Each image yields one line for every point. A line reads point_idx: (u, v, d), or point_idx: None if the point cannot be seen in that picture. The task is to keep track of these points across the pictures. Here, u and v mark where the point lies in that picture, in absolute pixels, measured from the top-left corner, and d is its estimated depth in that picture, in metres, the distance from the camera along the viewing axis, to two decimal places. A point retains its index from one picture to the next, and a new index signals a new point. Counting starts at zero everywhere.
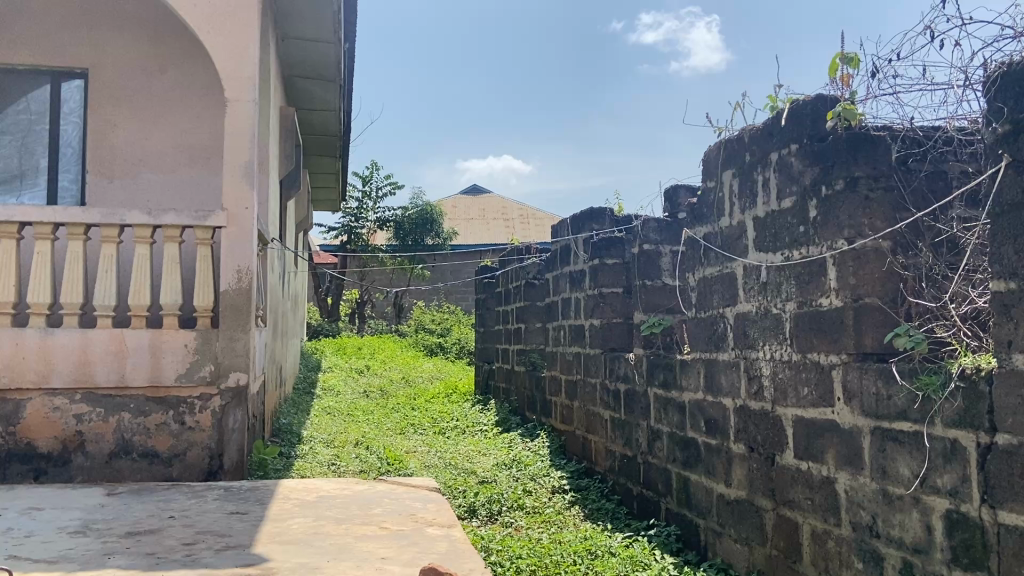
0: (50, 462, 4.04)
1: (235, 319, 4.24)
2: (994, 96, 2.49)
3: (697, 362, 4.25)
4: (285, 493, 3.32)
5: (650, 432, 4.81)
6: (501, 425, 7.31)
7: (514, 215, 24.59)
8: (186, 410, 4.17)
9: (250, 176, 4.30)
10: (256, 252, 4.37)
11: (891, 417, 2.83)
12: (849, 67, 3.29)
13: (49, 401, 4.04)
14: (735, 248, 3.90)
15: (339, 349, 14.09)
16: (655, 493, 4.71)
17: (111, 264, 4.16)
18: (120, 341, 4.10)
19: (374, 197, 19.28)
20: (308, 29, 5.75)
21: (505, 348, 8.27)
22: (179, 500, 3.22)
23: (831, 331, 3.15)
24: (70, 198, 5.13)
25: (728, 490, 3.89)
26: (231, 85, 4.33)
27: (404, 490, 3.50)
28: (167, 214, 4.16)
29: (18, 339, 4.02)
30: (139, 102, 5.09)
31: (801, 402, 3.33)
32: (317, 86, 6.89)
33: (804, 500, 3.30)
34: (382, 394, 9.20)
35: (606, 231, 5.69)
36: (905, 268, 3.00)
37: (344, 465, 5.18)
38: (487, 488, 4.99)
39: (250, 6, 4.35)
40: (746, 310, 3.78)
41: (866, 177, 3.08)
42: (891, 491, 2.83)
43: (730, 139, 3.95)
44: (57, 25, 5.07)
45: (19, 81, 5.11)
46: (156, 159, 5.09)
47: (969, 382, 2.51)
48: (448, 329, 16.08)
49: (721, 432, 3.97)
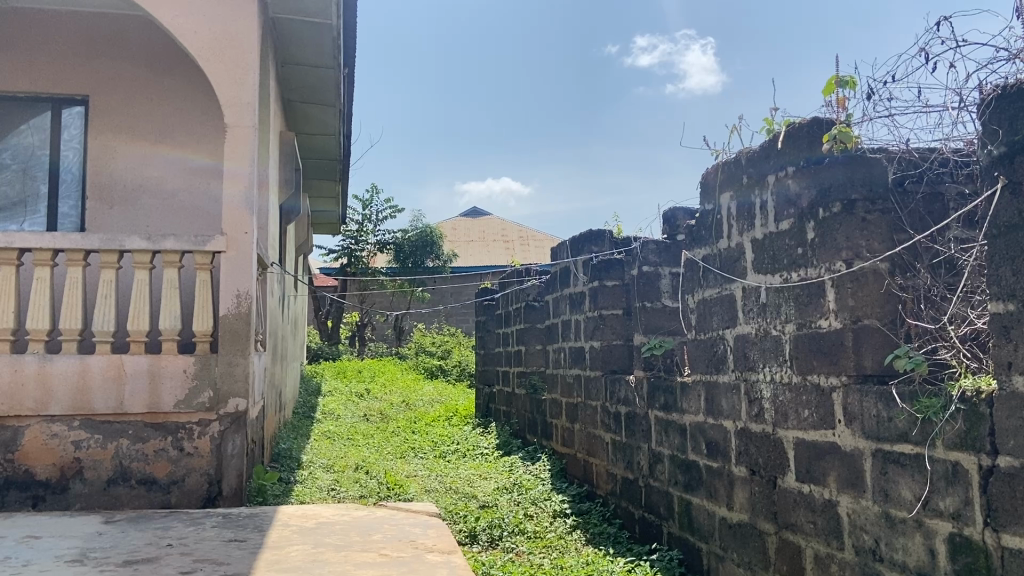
0: (48, 489, 4.01)
1: (234, 344, 4.23)
2: (989, 118, 2.51)
3: (697, 385, 4.24)
4: (284, 520, 3.29)
5: (652, 454, 4.79)
6: (502, 448, 7.29)
7: (515, 237, 24.67)
8: (185, 436, 4.15)
9: (250, 201, 4.30)
10: (255, 277, 4.37)
11: (892, 438, 2.81)
12: (845, 89, 3.31)
13: (47, 427, 4.03)
14: (734, 269, 3.89)
15: (339, 372, 14.08)
16: (657, 517, 4.67)
17: (110, 290, 4.16)
18: (118, 367, 4.09)
19: (374, 220, 19.32)
20: (308, 55, 5.80)
21: (505, 371, 8.25)
22: (177, 527, 3.20)
23: (830, 353, 3.15)
24: (71, 224, 5.14)
25: (730, 513, 3.86)
26: (232, 111, 4.35)
27: (405, 515, 3.48)
28: (166, 239, 4.16)
29: (17, 366, 4.01)
30: (140, 127, 5.12)
31: (802, 424, 3.32)
32: (317, 110, 6.93)
33: (807, 523, 3.27)
34: (382, 418, 9.15)
35: (605, 253, 5.69)
36: (903, 290, 3.00)
37: (343, 490, 5.14)
38: (487, 513, 4.95)
39: (250, 33, 4.39)
40: (745, 331, 3.78)
41: (863, 200, 3.09)
42: (894, 515, 2.81)
43: (729, 161, 3.95)
44: (58, 53, 5.11)
45: (20, 108, 5.15)
46: (155, 184, 5.10)
47: (970, 405, 2.50)
48: (449, 351, 16.09)
49: (723, 454, 3.95)
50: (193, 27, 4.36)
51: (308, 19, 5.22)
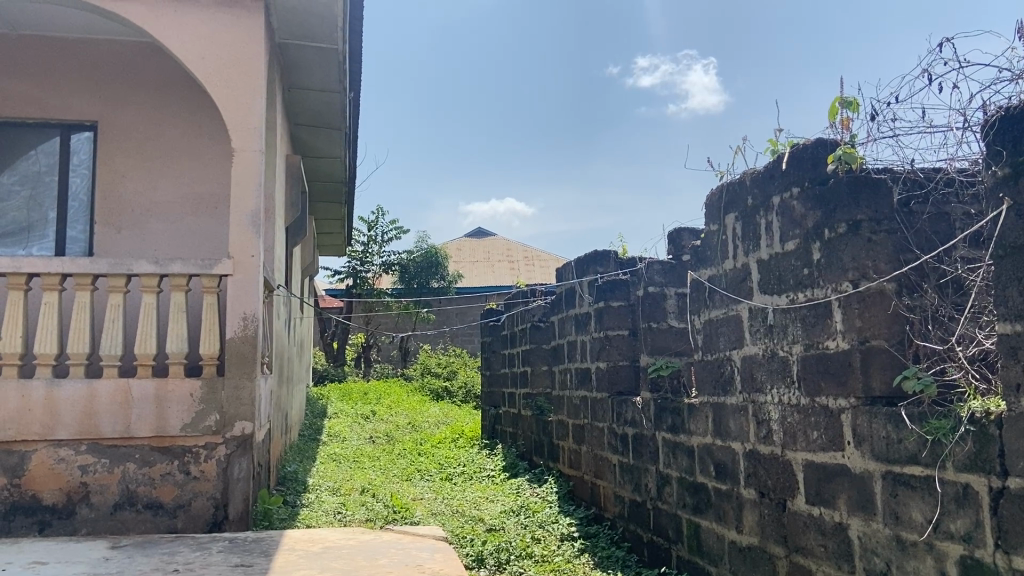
0: (54, 514, 4.01)
1: (240, 366, 4.23)
2: (993, 138, 2.52)
3: (704, 406, 4.23)
4: (290, 544, 3.28)
5: (659, 476, 4.77)
6: (508, 470, 7.27)
7: (519, 257, 24.73)
8: (191, 460, 4.15)
9: (256, 224, 4.31)
10: (260, 299, 4.36)
11: (902, 460, 2.80)
12: (849, 110, 3.32)
13: (54, 452, 4.02)
14: (740, 290, 3.89)
15: (344, 394, 14.07)
16: (666, 540, 4.64)
17: (117, 314, 4.18)
18: (126, 391, 4.10)
19: (380, 241, 19.38)
20: (314, 79, 5.85)
21: (512, 392, 8.22)
22: (183, 552, 3.18)
23: (839, 374, 3.13)
24: (79, 249, 5.16)
25: (739, 536, 3.84)
26: (238, 135, 4.37)
27: (411, 539, 3.47)
28: (173, 263, 4.18)
29: (26, 390, 4.02)
30: (148, 152, 5.16)
31: (810, 446, 3.30)
32: (322, 134, 6.97)
33: (817, 546, 3.25)
34: (388, 440, 9.12)
35: (611, 274, 5.71)
36: (910, 311, 2.98)
37: (350, 514, 5.11)
38: (495, 536, 4.91)
39: (258, 58, 4.44)
40: (752, 352, 3.77)
41: (868, 221, 3.09)
42: (905, 537, 2.78)
43: (731, 183, 3.98)
44: (67, 79, 5.16)
45: (28, 134, 5.19)
46: (163, 208, 5.14)
47: (979, 426, 2.49)
48: (454, 372, 16.07)
49: (731, 477, 3.93)
50: (200, 53, 4.40)
51: (315, 44, 5.27)
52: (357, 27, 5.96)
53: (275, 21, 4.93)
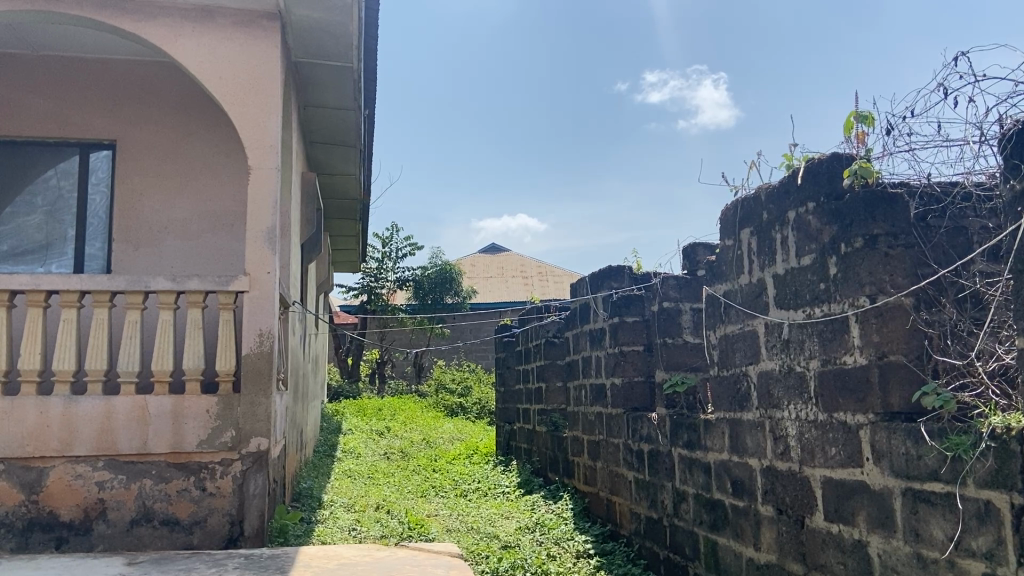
0: (72, 530, 4.03)
1: (256, 383, 4.24)
2: (1010, 152, 2.49)
3: (720, 422, 4.21)
4: (306, 561, 3.27)
5: (675, 493, 4.74)
6: (523, 487, 7.27)
7: (533, 273, 24.72)
8: (208, 476, 4.15)
9: (272, 241, 4.34)
10: (277, 316, 4.38)
11: (922, 477, 2.76)
12: (864, 125, 3.32)
13: (72, 469, 4.05)
14: (757, 306, 3.87)
15: (359, 410, 14.09)
16: (682, 557, 4.60)
17: (135, 331, 4.20)
18: (142, 407, 4.12)
19: (394, 258, 19.45)
20: (329, 97, 5.90)
21: (526, 408, 8.20)
22: (199, 568, 3.19)
23: (857, 390, 3.11)
24: (98, 266, 5.21)
25: (757, 554, 3.81)
26: (254, 153, 4.40)
27: (426, 556, 3.46)
28: (191, 279, 4.21)
29: (43, 407, 4.04)
30: (166, 171, 5.22)
31: (828, 462, 3.27)
32: (337, 151, 7.01)
33: (836, 564, 3.21)
34: (403, 456, 9.11)
35: (625, 288, 5.71)
36: (929, 325, 2.96)
37: (364, 531, 5.09)
38: (510, 553, 4.89)
39: (273, 76, 4.48)
40: (769, 367, 3.74)
41: (885, 235, 3.08)
42: (926, 555, 2.75)
43: (746, 199, 3.97)
44: (87, 99, 5.23)
45: (47, 153, 5.25)
46: (180, 226, 5.18)
47: (1000, 443, 2.46)
48: (468, 388, 16.01)
49: (748, 493, 3.90)
50: (216, 72, 4.45)
51: (330, 62, 5.31)
52: (371, 45, 6.01)
53: (290, 40, 4.98)
